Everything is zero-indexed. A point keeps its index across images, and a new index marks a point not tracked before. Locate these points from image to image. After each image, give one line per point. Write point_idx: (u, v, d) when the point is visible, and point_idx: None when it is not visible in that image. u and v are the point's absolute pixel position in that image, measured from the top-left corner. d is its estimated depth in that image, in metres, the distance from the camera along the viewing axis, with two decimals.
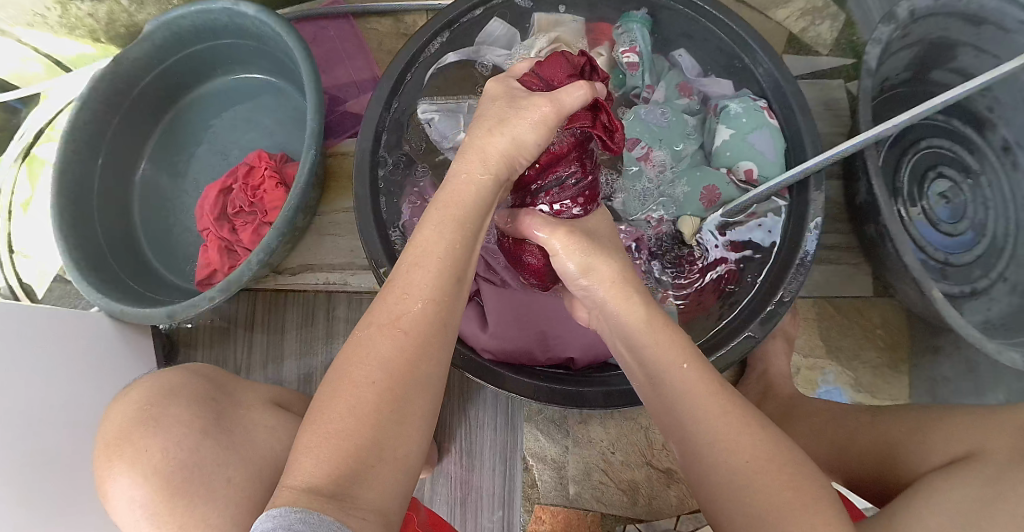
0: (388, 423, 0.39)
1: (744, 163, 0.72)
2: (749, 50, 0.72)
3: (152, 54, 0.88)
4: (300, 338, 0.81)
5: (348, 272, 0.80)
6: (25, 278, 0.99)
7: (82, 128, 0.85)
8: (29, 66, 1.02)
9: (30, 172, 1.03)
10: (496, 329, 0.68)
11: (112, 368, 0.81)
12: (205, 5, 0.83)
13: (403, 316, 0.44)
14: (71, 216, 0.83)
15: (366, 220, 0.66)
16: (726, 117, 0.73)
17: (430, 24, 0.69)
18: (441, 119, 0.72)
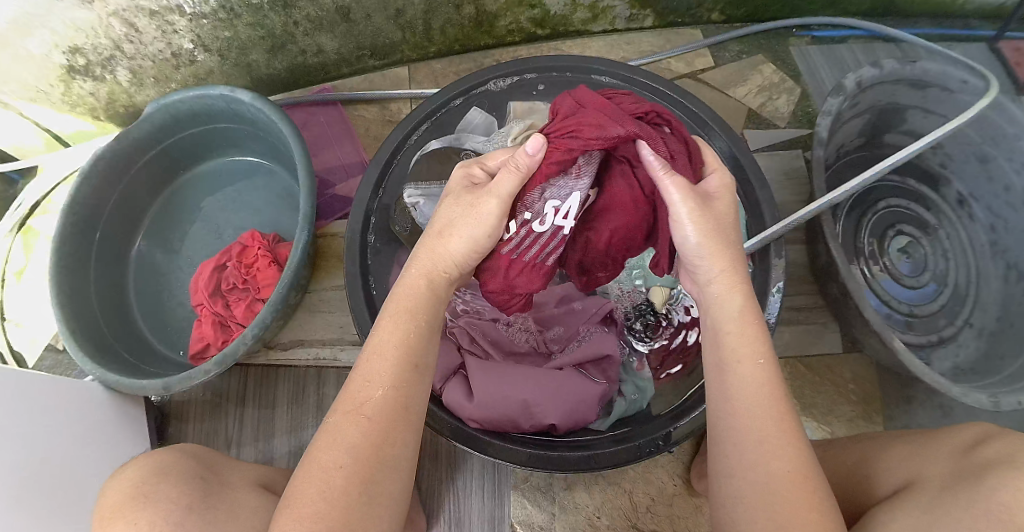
0: (359, 505, 0.43)
1: None
2: (709, 130, 0.78)
3: (153, 133, 0.92)
4: (290, 413, 0.83)
5: (337, 348, 0.83)
6: (17, 347, 1.00)
7: (82, 205, 0.89)
8: (28, 140, 1.05)
9: (25, 242, 1.05)
10: (482, 398, 0.66)
11: (107, 438, 0.82)
12: (203, 90, 0.87)
13: (366, 401, 0.47)
14: (70, 289, 0.87)
15: (359, 305, 0.69)
16: None
17: (410, 116, 0.75)
18: (425, 203, 0.73)
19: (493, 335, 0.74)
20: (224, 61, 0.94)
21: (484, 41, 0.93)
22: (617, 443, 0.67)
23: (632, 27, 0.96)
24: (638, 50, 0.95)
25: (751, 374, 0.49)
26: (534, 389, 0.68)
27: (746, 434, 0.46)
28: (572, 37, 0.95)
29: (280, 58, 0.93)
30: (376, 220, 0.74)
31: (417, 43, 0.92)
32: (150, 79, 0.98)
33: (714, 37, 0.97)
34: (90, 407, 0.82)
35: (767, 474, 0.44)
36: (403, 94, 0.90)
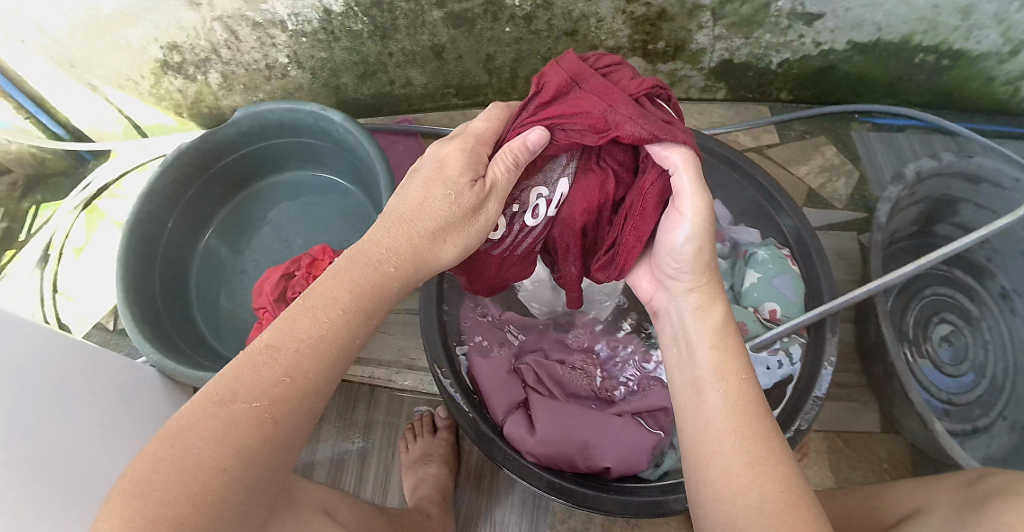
0: (215, 493, 0.39)
1: (768, 304, 0.81)
2: (777, 205, 0.83)
3: (237, 138, 0.95)
4: (337, 425, 0.85)
5: (393, 369, 0.85)
6: (64, 319, 1.01)
7: (160, 196, 0.93)
8: (108, 124, 1.07)
9: (88, 221, 1.07)
10: (544, 433, 0.69)
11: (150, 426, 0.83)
12: (294, 105, 0.90)
13: (249, 388, 0.42)
14: (138, 272, 0.90)
15: (431, 329, 0.73)
16: (754, 262, 0.82)
17: None
18: None
19: (561, 374, 0.77)
20: (314, 79, 0.98)
21: None
22: (664, 492, 0.68)
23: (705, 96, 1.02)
24: (709, 118, 1.04)
25: (731, 390, 0.50)
26: (593, 432, 0.71)
27: (731, 454, 0.47)
28: None
29: (369, 84, 0.99)
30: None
31: (501, 88, 0.98)
32: (239, 86, 1.01)
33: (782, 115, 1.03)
34: (134, 387, 0.83)
35: (756, 495, 0.45)
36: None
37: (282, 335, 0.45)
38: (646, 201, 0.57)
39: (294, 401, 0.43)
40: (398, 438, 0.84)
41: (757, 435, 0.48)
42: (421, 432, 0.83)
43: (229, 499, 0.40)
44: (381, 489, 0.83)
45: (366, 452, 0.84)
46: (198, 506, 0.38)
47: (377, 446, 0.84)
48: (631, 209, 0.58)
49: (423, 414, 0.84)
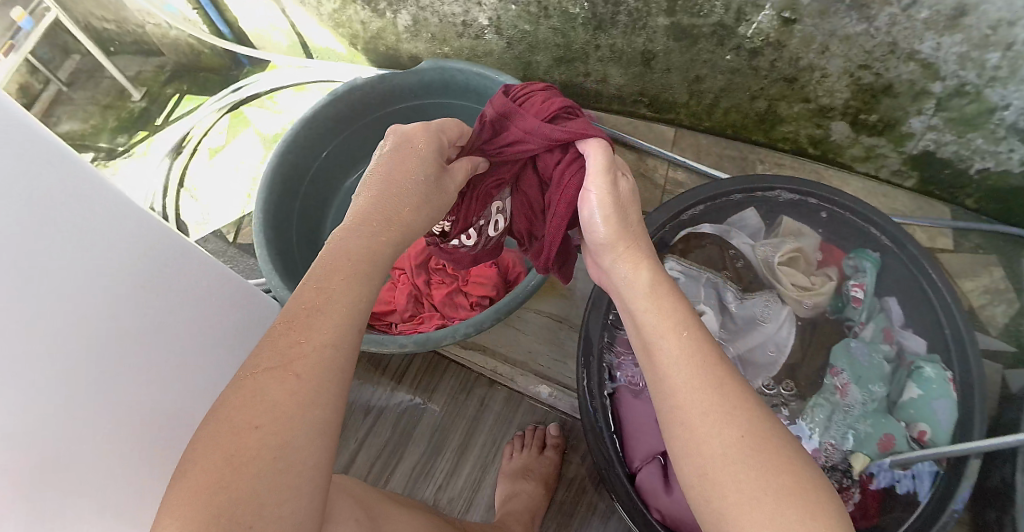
0: (269, 469, 0.36)
1: (920, 424, 0.76)
2: (953, 321, 0.76)
3: (416, 87, 0.91)
4: (446, 407, 0.83)
5: (518, 371, 0.81)
6: (182, 215, 1.01)
7: (317, 125, 0.89)
8: (275, 34, 1.04)
9: (230, 124, 1.06)
10: (679, 495, 0.66)
11: (243, 351, 0.72)
12: (487, 72, 0.84)
13: (308, 355, 0.40)
14: (279, 193, 0.88)
15: (589, 344, 0.71)
16: (918, 377, 0.77)
17: (695, 194, 0.76)
18: (686, 280, 0.77)
19: None
20: (507, 48, 0.92)
21: (758, 137, 0.95)
22: None
23: (891, 181, 0.97)
24: (890, 204, 0.98)
25: (673, 349, 0.45)
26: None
27: (720, 442, 0.39)
28: (835, 166, 0.97)
29: (562, 69, 0.93)
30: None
31: (695, 113, 0.93)
32: (426, 35, 0.94)
33: (964, 222, 0.96)
34: (234, 307, 0.71)
35: (754, 473, 0.38)
36: (665, 155, 0.88)
37: (317, 300, 0.44)
38: (561, 204, 0.62)
39: (320, 356, 0.41)
40: (503, 440, 0.81)
41: (721, 399, 0.41)
42: (530, 444, 0.78)
43: (263, 452, 0.36)
44: (471, 488, 0.80)
45: (466, 445, 0.81)
46: (229, 461, 0.36)
47: (480, 443, 0.81)
48: (552, 204, 0.64)
49: (535, 426, 0.80)
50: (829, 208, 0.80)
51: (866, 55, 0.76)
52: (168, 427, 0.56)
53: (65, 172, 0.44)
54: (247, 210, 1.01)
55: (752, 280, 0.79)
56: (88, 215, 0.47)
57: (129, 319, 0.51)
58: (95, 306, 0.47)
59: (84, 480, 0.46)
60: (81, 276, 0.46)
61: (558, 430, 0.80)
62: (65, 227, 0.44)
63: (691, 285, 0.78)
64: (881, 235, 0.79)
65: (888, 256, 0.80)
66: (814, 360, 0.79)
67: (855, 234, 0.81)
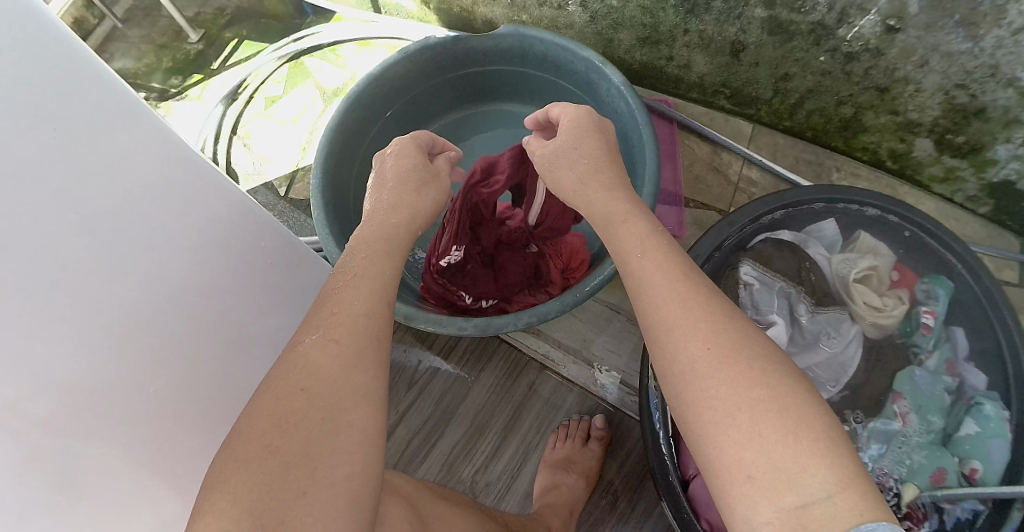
0: (317, 431, 0.36)
1: (973, 462, 0.73)
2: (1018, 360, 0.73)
3: (492, 53, 0.87)
4: (493, 387, 0.80)
5: (569, 359, 0.79)
6: (234, 162, 0.99)
7: (383, 85, 0.86)
8: None
9: (290, 73, 1.02)
10: None
11: (288, 309, 0.69)
12: (572, 46, 0.80)
13: (344, 323, 0.41)
14: (341, 152, 0.85)
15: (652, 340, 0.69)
16: (978, 414, 0.75)
17: (778, 197, 0.73)
18: (760, 290, 0.73)
19: None
20: (591, 23, 0.89)
21: (832, 143, 0.92)
22: None
23: (965, 205, 0.92)
24: (960, 229, 0.92)
25: (657, 288, 0.42)
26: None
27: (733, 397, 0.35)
28: (909, 184, 0.93)
29: (645, 51, 0.90)
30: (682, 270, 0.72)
31: (778, 110, 0.89)
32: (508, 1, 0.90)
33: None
34: (290, 272, 0.69)
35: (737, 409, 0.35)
36: (744, 152, 0.83)
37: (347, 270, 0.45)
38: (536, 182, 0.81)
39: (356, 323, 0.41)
40: (547, 429, 0.79)
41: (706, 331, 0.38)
42: (574, 437, 0.76)
43: (310, 413, 0.36)
44: (509, 476, 0.78)
45: (509, 429, 0.79)
46: (276, 424, 0.36)
47: (524, 428, 0.79)
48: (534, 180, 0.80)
49: (580, 418, 0.78)
50: (913, 228, 0.76)
51: (964, 75, 0.71)
52: (195, 388, 0.54)
53: (100, 102, 0.40)
54: (300, 164, 0.97)
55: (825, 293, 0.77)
56: (127, 154, 0.43)
57: (165, 272, 0.49)
58: (125, 255, 0.45)
59: (98, 430, 0.45)
60: (103, 222, 0.42)
61: (603, 423, 0.77)
62: (88, 167, 0.40)
63: (765, 295, 0.74)
64: (954, 265, 0.76)
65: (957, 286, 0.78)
66: (877, 384, 0.76)
67: (930, 258, 0.78)
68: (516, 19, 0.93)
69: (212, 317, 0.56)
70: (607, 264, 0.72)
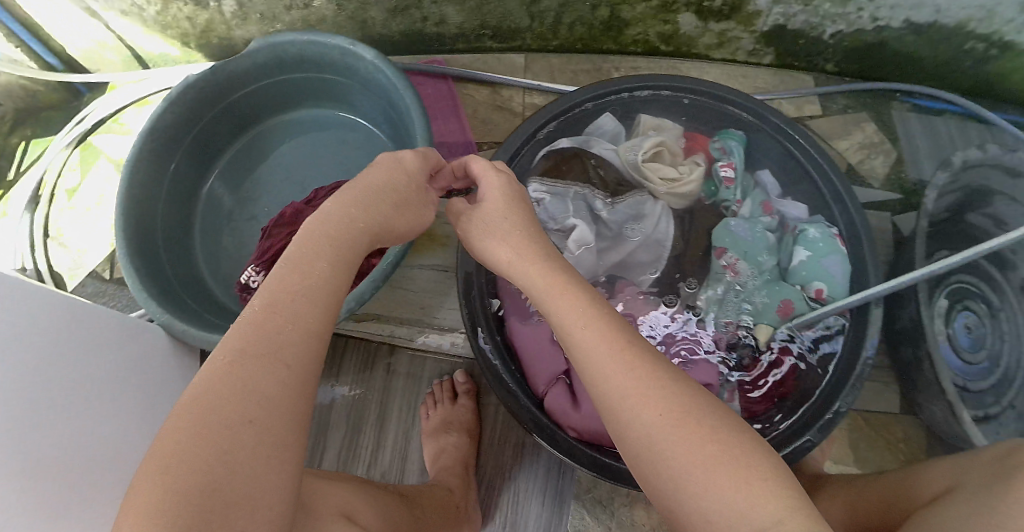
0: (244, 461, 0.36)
1: (816, 284, 0.76)
2: (827, 178, 0.77)
3: (252, 71, 0.85)
4: (355, 382, 0.83)
5: (415, 330, 0.82)
6: (54, 264, 0.95)
7: (162, 132, 0.82)
8: (105, 51, 1.00)
9: (81, 158, 1.01)
10: (588, 409, 0.66)
11: (124, 374, 0.69)
12: (319, 37, 0.79)
13: (294, 340, 0.41)
14: (137, 215, 0.80)
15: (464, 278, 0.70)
16: (805, 241, 0.77)
17: (547, 110, 0.74)
18: (550, 201, 0.77)
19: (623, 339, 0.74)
20: (340, 11, 0.87)
21: (606, 46, 0.94)
22: None
23: (749, 61, 0.99)
24: (752, 83, 0.99)
25: (574, 321, 0.45)
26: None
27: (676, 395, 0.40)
28: (690, 59, 0.98)
29: (400, 20, 0.88)
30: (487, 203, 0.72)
31: (541, 34, 0.91)
32: (255, 16, 0.91)
33: (824, 87, 1.00)
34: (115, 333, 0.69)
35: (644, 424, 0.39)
36: (518, 83, 0.87)
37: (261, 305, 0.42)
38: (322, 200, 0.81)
39: (274, 344, 0.40)
40: (419, 403, 0.82)
41: (640, 363, 0.42)
42: (442, 400, 0.80)
43: (235, 435, 0.36)
44: (399, 458, 0.81)
45: (384, 414, 0.82)
46: (169, 461, 0.35)
47: (397, 408, 0.82)
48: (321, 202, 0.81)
49: (443, 380, 0.81)
50: (689, 94, 0.79)
51: None
52: (39, 465, 0.53)
53: None
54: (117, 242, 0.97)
55: (618, 182, 0.80)
56: None
57: None
58: None
59: None
60: None
61: (465, 376, 0.82)
62: None
63: (559, 202, 0.77)
64: (740, 114, 0.80)
65: (748, 130, 0.82)
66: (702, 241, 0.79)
67: (715, 116, 0.82)
68: (271, 30, 0.94)
69: (33, 393, 0.55)
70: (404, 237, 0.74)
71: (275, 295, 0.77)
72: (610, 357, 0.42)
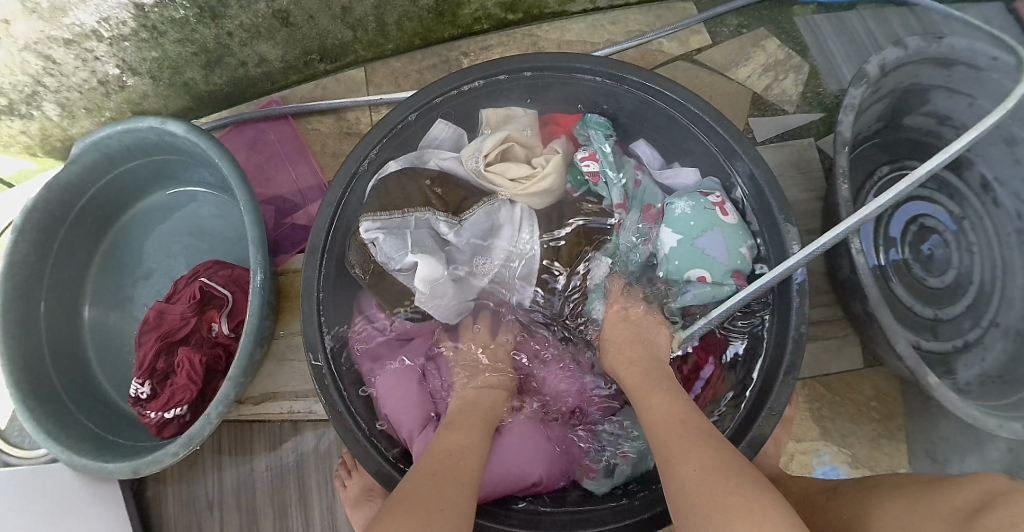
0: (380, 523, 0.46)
1: (695, 270, 0.72)
2: (699, 120, 0.71)
3: (85, 176, 0.80)
4: (268, 465, 0.81)
5: (312, 399, 0.80)
6: None
7: (21, 264, 0.77)
8: None
9: None
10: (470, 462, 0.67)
11: None
12: (129, 124, 0.76)
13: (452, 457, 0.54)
14: (21, 355, 0.76)
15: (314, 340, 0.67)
16: (674, 218, 0.75)
17: (364, 142, 0.69)
18: (385, 240, 0.71)
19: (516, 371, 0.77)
20: (157, 82, 0.86)
21: (447, 32, 0.87)
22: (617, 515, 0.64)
23: (615, 5, 0.91)
24: (625, 28, 0.91)
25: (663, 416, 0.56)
26: (543, 453, 0.71)
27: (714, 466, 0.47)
28: (549, 20, 0.90)
29: (219, 73, 0.86)
30: (326, 250, 0.69)
31: (371, 42, 0.86)
32: (80, 111, 0.89)
33: (707, 12, 0.91)
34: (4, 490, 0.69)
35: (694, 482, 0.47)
36: (357, 103, 0.85)
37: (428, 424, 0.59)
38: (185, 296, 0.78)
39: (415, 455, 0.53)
40: (333, 471, 0.79)
41: (700, 449, 0.50)
42: (352, 467, 0.76)
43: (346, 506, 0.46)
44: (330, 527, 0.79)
45: (305, 495, 0.80)
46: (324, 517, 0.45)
47: (315, 486, 0.80)
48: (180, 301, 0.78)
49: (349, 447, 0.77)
50: (527, 65, 0.72)
51: None
52: None
53: None
54: None
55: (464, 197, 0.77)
56: None
57: None
58: None
59: None
60: None
61: None
62: None
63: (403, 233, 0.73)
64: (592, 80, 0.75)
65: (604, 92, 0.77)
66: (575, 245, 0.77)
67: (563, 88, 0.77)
68: (105, 119, 0.92)
69: None
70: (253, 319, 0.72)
71: (159, 403, 0.75)
72: (671, 439, 0.53)
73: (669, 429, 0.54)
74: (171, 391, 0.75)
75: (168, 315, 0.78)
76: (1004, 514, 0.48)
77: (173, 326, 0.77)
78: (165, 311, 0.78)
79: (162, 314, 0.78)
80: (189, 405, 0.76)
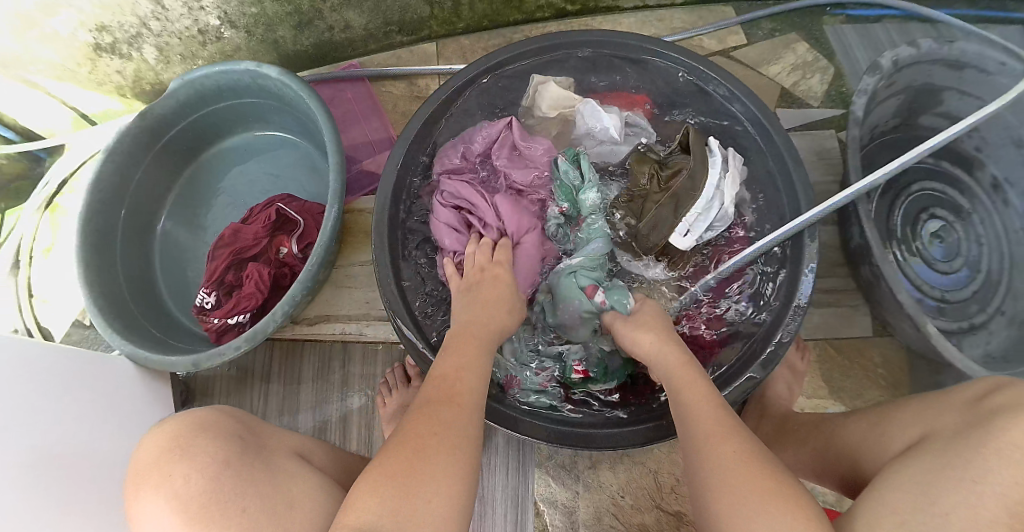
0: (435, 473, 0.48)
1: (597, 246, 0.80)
2: (730, 94, 0.81)
3: (177, 109, 0.90)
4: (316, 388, 0.88)
5: (364, 323, 0.88)
6: (43, 322, 0.95)
7: (107, 179, 0.86)
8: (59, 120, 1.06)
9: (52, 220, 1.02)
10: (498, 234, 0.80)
11: (96, 412, 0.74)
12: (226, 65, 0.86)
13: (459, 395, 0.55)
14: (96, 260, 0.84)
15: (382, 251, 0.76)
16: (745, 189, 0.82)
17: (439, 94, 0.80)
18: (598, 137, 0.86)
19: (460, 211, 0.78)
20: (250, 37, 0.96)
21: (511, 18, 0.99)
22: (621, 425, 0.71)
23: (662, 4, 1.03)
24: (669, 25, 1.03)
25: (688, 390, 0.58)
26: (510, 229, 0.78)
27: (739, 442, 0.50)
28: (603, 14, 1.02)
29: (306, 34, 0.96)
30: (396, 176, 0.79)
31: (445, 19, 0.97)
32: (176, 56, 1.00)
33: (745, 15, 1.02)
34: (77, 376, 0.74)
35: (715, 450, 0.50)
36: (429, 70, 0.96)
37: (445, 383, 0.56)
38: (256, 220, 0.86)
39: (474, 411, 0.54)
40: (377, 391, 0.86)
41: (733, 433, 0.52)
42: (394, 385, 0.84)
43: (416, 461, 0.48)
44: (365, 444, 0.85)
45: (347, 413, 0.86)
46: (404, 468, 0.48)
47: (357, 405, 0.86)
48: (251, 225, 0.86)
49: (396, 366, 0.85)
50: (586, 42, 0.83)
51: None
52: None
53: None
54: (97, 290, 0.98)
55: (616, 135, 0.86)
56: None
57: None
58: None
59: None
60: None
61: None
62: None
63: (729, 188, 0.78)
64: (640, 59, 0.85)
65: (645, 75, 0.88)
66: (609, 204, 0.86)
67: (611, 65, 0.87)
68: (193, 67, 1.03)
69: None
70: (322, 239, 0.81)
71: (224, 311, 0.82)
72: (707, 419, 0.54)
73: (694, 416, 0.55)
74: (238, 299, 0.82)
75: (241, 233, 0.85)
76: (1005, 405, 0.48)
77: (246, 244, 0.85)
78: (240, 232, 0.85)
79: (234, 233, 0.85)
80: (252, 313, 0.83)
